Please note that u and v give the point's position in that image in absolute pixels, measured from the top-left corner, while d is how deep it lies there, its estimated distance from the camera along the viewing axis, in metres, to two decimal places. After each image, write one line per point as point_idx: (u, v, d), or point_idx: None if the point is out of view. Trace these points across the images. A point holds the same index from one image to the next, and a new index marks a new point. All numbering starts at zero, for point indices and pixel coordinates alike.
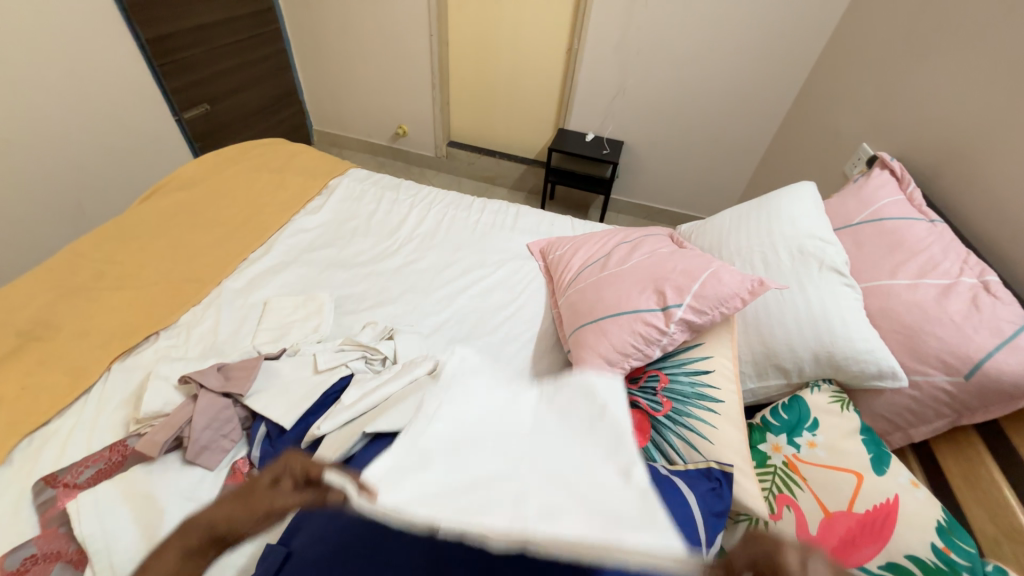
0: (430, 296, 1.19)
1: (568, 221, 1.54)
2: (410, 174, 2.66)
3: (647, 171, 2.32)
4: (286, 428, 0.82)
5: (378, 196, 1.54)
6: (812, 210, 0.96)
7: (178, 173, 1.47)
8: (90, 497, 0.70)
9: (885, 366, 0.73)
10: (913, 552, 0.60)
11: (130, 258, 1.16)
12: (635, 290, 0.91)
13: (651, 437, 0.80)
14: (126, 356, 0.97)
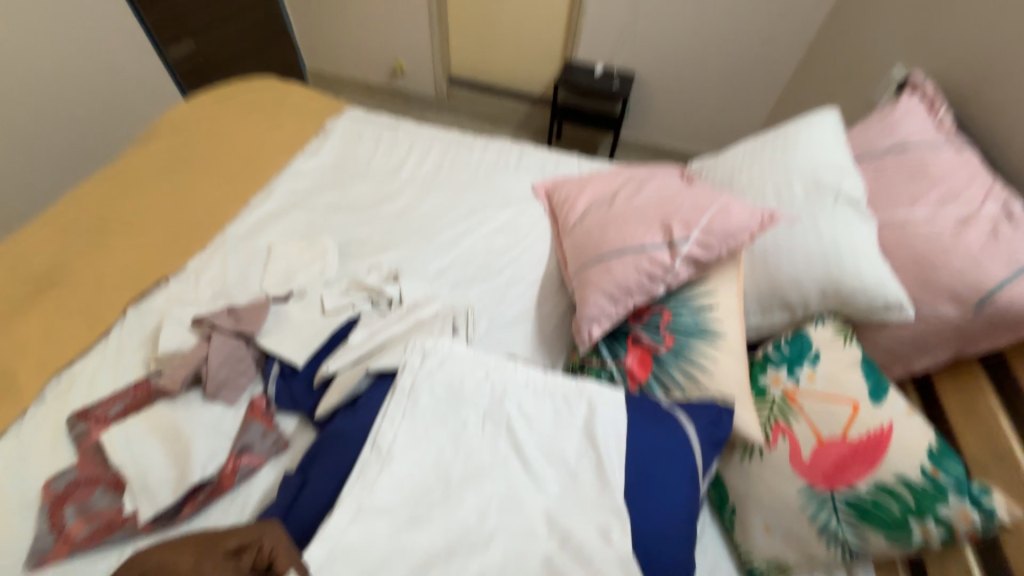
0: (433, 240, 1.18)
1: (575, 160, 1.48)
2: (410, 115, 2.52)
3: (659, 107, 2.19)
4: (300, 366, 0.85)
5: (376, 137, 1.48)
6: (830, 140, 0.91)
7: (169, 115, 1.42)
8: (121, 431, 0.76)
9: (892, 300, 0.72)
10: (902, 474, 0.63)
11: (132, 205, 1.15)
12: (642, 227, 0.88)
13: (651, 371, 0.82)
14: (140, 301, 1.00)
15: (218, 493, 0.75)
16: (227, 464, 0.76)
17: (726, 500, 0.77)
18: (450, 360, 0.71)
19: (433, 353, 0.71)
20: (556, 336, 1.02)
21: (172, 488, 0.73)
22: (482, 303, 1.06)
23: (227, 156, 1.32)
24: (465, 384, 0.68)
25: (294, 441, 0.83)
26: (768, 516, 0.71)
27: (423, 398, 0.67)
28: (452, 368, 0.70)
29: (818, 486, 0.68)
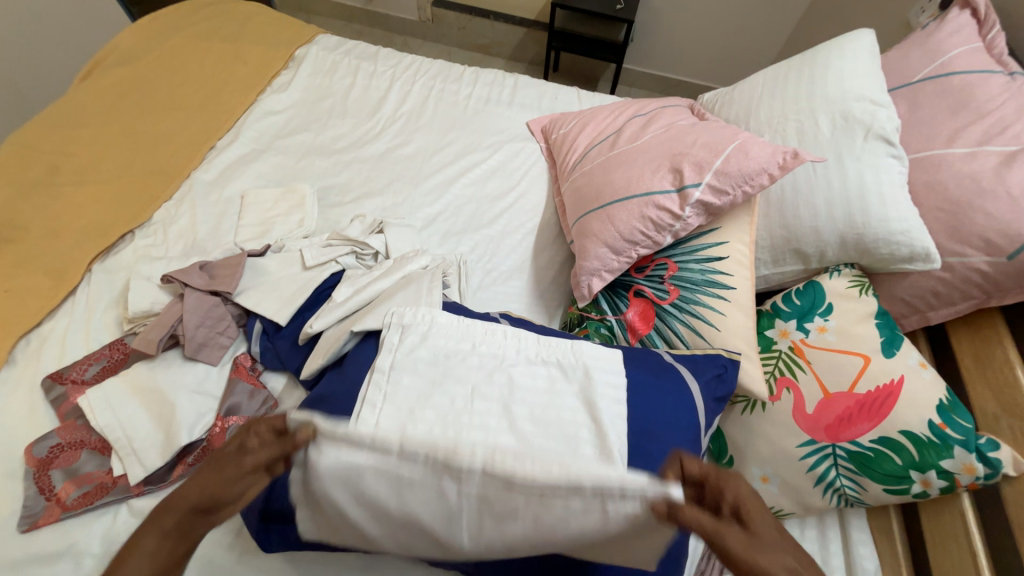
0: (420, 186, 1.09)
1: (574, 94, 1.35)
2: (393, 44, 2.27)
3: (667, 32, 1.98)
4: (282, 325, 0.80)
5: (352, 68, 1.32)
6: (864, 65, 0.80)
7: (116, 43, 1.25)
8: (101, 393, 0.72)
9: (918, 247, 0.66)
10: (908, 428, 0.61)
11: (84, 148, 1.04)
12: (648, 169, 0.80)
13: (654, 325, 0.78)
14: (107, 256, 0.93)
15: (209, 453, 0.73)
16: (215, 425, 0.74)
17: (725, 450, 0.76)
18: (433, 334, 0.66)
19: (413, 327, 0.67)
20: (553, 288, 0.97)
21: (161, 450, 0.70)
22: (475, 255, 1.00)
23: (185, 91, 1.18)
24: (451, 358, 0.64)
25: (284, 400, 0.81)
26: (766, 467, 0.71)
27: (405, 376, 0.61)
28: (436, 343, 0.65)
29: (820, 439, 0.66)
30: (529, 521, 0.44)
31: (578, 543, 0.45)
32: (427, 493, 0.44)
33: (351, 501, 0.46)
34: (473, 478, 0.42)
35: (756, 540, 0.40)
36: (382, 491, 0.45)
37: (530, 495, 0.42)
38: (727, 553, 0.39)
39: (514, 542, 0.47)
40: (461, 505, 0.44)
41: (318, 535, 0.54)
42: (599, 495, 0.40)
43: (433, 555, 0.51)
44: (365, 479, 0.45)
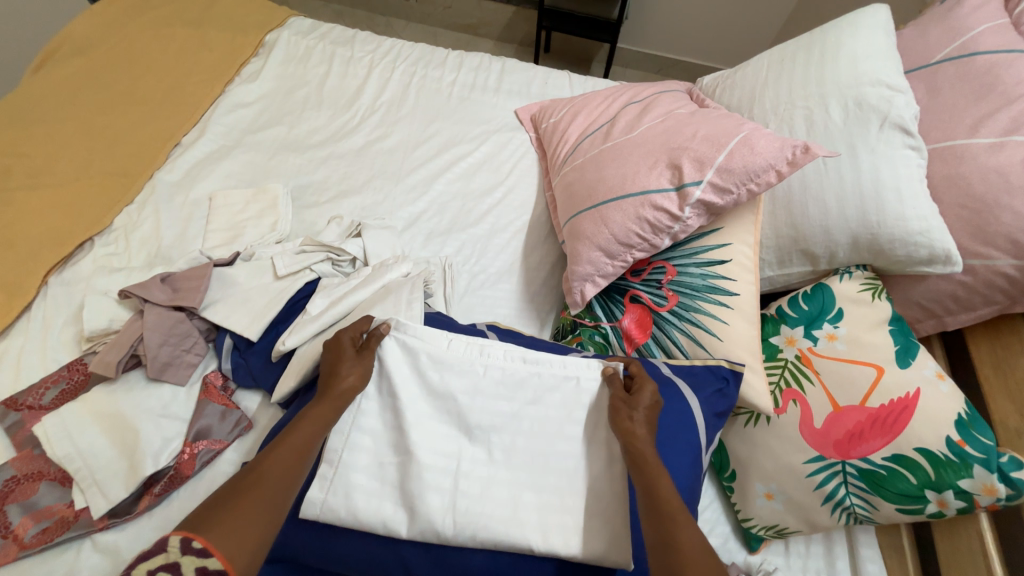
0: (402, 182, 1.02)
1: (565, 79, 1.27)
2: (375, 25, 2.15)
3: (663, 8, 1.88)
4: (254, 341, 0.75)
5: (328, 55, 1.24)
6: (879, 46, 0.73)
7: (67, 29, 1.15)
8: (57, 420, 0.66)
9: (938, 249, 0.61)
10: (924, 445, 0.57)
11: (36, 148, 0.96)
12: (645, 164, 0.74)
13: (651, 333, 0.74)
14: (64, 267, 0.86)
15: (177, 481, 0.68)
16: (183, 451, 0.69)
17: (727, 464, 0.72)
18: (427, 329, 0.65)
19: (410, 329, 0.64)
20: (544, 291, 0.92)
21: (125, 480, 0.65)
22: (461, 256, 0.94)
23: (146, 83, 1.09)
24: (448, 354, 0.64)
25: (258, 420, 0.75)
26: (771, 484, 0.66)
27: (401, 369, 0.63)
28: (434, 339, 0.64)
29: (829, 455, 0.62)
30: (533, 398, 0.62)
31: (562, 425, 0.61)
32: (467, 375, 0.63)
33: (406, 382, 0.62)
34: (501, 357, 0.64)
35: (641, 399, 0.59)
36: (433, 370, 0.63)
37: (535, 368, 0.64)
38: (621, 399, 0.59)
39: (518, 433, 0.61)
40: (491, 382, 0.63)
41: (341, 451, 0.59)
42: (576, 363, 0.63)
43: (449, 474, 0.58)
44: (422, 359, 0.63)
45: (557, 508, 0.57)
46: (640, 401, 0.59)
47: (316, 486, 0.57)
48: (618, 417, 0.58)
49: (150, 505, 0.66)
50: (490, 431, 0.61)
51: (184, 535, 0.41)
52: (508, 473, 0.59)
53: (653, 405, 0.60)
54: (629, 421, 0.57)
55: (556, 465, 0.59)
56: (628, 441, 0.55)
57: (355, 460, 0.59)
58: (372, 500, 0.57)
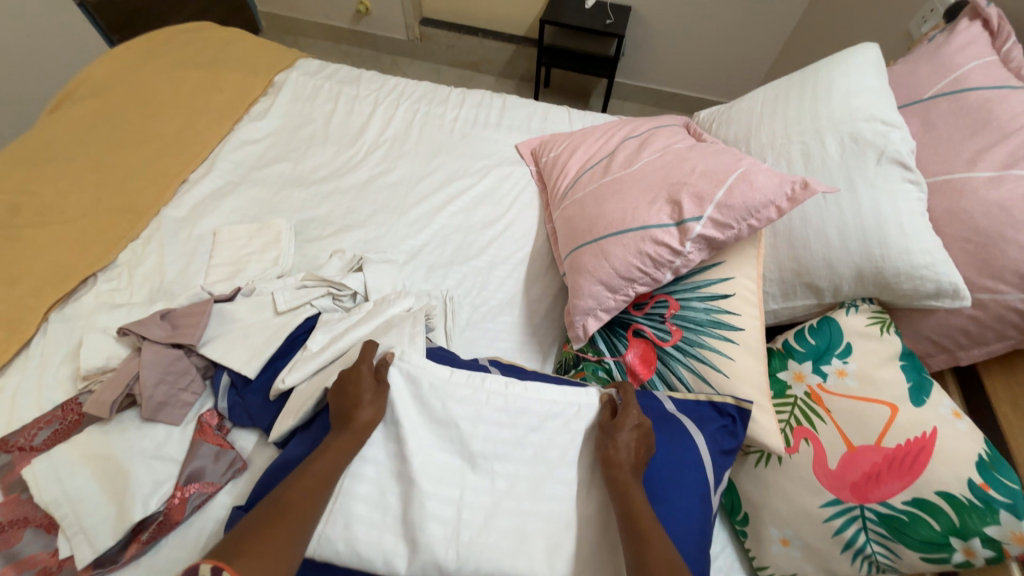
0: (404, 216, 1.03)
1: (564, 114, 1.30)
2: (380, 64, 2.24)
3: (659, 45, 1.94)
4: (251, 378, 0.74)
5: (334, 93, 1.28)
6: (871, 83, 0.75)
7: (85, 73, 1.20)
8: (46, 462, 0.64)
9: (945, 283, 0.60)
10: (945, 488, 0.54)
11: (47, 186, 0.98)
12: (644, 200, 0.74)
13: (656, 369, 0.72)
14: (66, 303, 0.86)
15: (166, 528, 0.65)
16: (174, 496, 0.66)
17: (738, 506, 0.69)
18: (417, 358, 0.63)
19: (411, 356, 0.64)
20: (546, 324, 0.91)
21: (113, 526, 0.63)
22: (462, 289, 0.94)
23: (157, 122, 1.13)
24: (449, 381, 0.62)
25: (253, 461, 0.73)
26: (786, 529, 0.63)
27: (403, 393, 0.61)
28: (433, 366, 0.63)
29: (846, 499, 0.59)
30: (536, 424, 0.61)
31: (565, 453, 0.60)
32: (469, 403, 0.61)
33: (409, 410, 0.61)
34: (503, 385, 0.63)
35: (633, 423, 0.59)
36: (436, 399, 0.61)
37: (537, 396, 0.62)
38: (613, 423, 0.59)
39: (521, 462, 0.59)
40: (493, 409, 0.61)
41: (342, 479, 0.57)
42: (576, 391, 0.63)
43: (451, 508, 0.56)
44: (424, 389, 0.62)
45: (563, 541, 0.55)
46: (624, 424, 0.59)
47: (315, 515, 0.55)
48: (602, 444, 0.58)
49: (137, 553, 0.64)
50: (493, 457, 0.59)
51: (214, 565, 0.41)
52: (514, 505, 0.56)
53: (646, 430, 0.59)
54: (611, 448, 0.57)
55: (561, 496, 0.57)
56: (612, 464, 0.56)
57: (356, 490, 0.57)
58: (372, 532, 0.55)
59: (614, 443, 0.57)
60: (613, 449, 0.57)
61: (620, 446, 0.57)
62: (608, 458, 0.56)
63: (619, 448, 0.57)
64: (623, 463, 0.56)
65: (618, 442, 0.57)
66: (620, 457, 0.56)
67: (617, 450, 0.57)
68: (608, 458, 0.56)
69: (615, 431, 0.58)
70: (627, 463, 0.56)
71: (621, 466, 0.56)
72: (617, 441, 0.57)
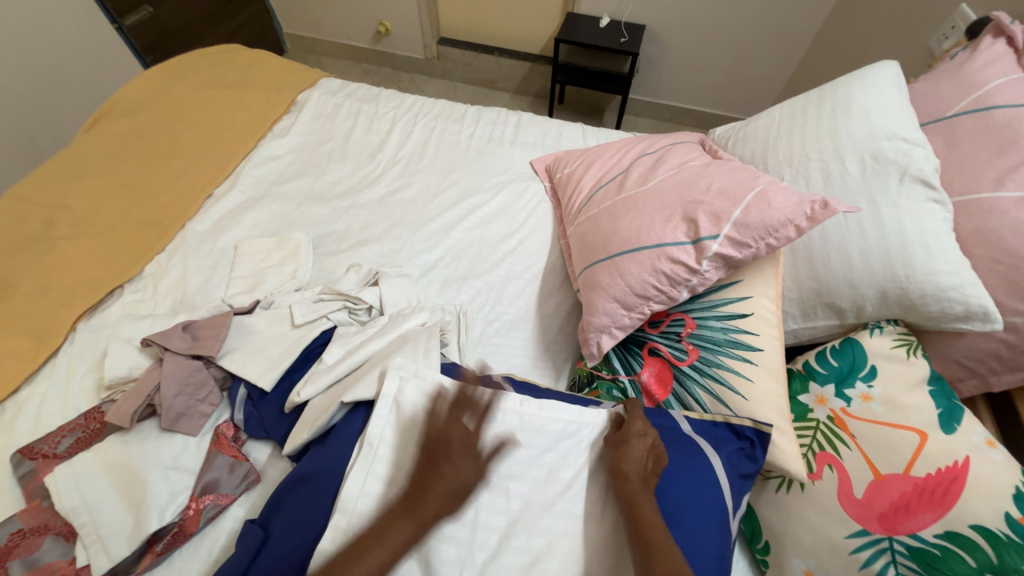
0: (420, 231, 1.05)
1: (578, 130, 1.31)
2: (398, 82, 2.30)
3: (673, 62, 1.96)
4: (267, 391, 0.75)
5: (354, 111, 1.31)
6: (893, 100, 0.74)
7: (121, 93, 1.26)
8: (68, 470, 0.66)
9: (974, 306, 0.58)
10: (981, 522, 0.51)
11: (80, 200, 1.03)
12: (660, 217, 0.74)
13: (672, 389, 0.71)
14: (93, 313, 0.89)
15: (180, 539, 0.66)
16: (189, 507, 0.67)
17: (759, 534, 0.67)
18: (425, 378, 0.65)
19: (424, 374, 0.65)
20: (560, 340, 0.90)
21: (129, 536, 0.64)
22: (476, 304, 0.94)
23: (186, 140, 1.17)
24: (462, 400, 0.63)
25: (267, 474, 0.74)
26: (810, 560, 0.61)
27: (412, 411, 0.62)
28: (444, 384, 0.64)
29: (873, 530, 0.56)
30: (549, 444, 0.61)
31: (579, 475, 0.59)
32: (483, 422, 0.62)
33: (422, 428, 0.61)
34: (517, 405, 0.63)
35: (644, 433, 0.60)
36: (450, 416, 0.62)
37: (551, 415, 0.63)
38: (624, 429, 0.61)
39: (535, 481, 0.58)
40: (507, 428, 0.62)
41: (354, 499, 0.55)
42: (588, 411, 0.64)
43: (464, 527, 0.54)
44: (438, 407, 0.63)
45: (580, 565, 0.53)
46: (631, 434, 0.60)
47: (326, 536, 0.53)
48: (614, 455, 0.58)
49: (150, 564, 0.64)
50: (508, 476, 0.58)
51: None
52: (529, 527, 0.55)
53: (659, 441, 0.60)
54: (623, 460, 0.57)
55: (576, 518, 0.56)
56: (622, 475, 0.56)
57: (368, 509, 0.55)
58: None
59: (624, 454, 0.58)
60: (623, 460, 0.57)
61: (628, 456, 0.58)
62: (620, 469, 0.57)
63: (629, 459, 0.57)
64: (633, 475, 0.56)
65: (626, 453, 0.58)
66: (631, 466, 0.57)
67: (627, 460, 0.57)
68: (620, 470, 0.56)
69: (624, 442, 0.59)
70: (638, 469, 0.57)
71: (632, 476, 0.56)
72: (627, 452, 0.58)
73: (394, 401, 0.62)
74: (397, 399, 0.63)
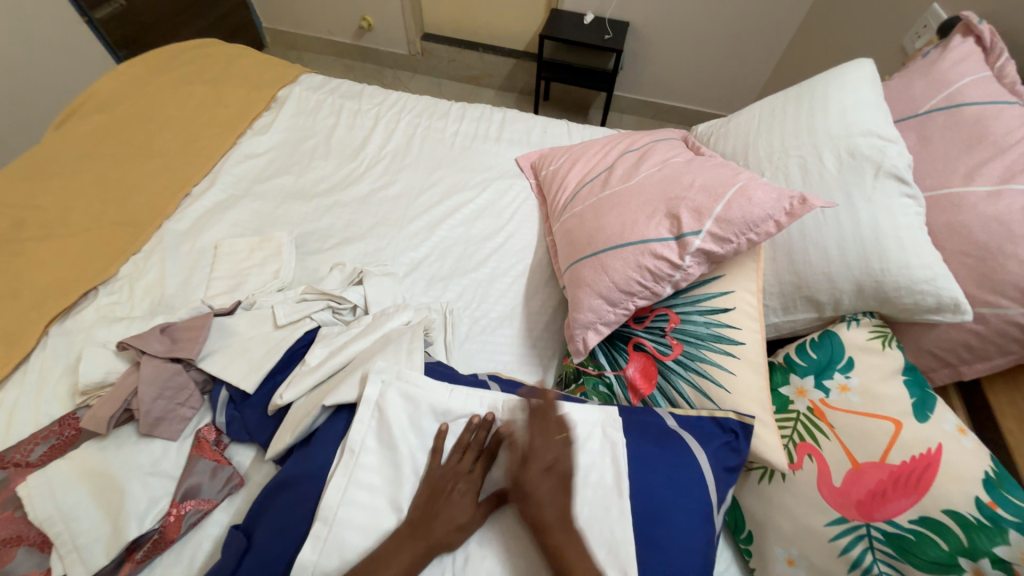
0: (405, 229, 1.04)
1: (563, 127, 1.31)
2: (382, 78, 2.27)
3: (657, 59, 1.97)
4: (250, 393, 0.73)
5: (336, 108, 1.29)
6: (868, 97, 0.75)
7: (92, 88, 1.22)
8: (42, 478, 0.64)
9: (945, 297, 0.60)
10: (953, 507, 0.53)
11: (50, 200, 0.99)
12: (643, 214, 0.75)
13: (656, 384, 0.72)
14: (66, 316, 0.86)
15: (161, 546, 0.64)
16: (170, 513, 0.65)
17: (742, 525, 0.68)
18: (406, 381, 0.65)
19: (404, 378, 0.65)
20: (547, 337, 0.91)
21: (107, 545, 0.62)
22: (462, 302, 0.94)
23: (162, 137, 1.14)
24: (443, 403, 0.64)
25: (251, 478, 0.72)
26: (791, 548, 0.62)
27: (392, 415, 0.62)
28: (424, 387, 0.65)
29: (851, 517, 0.58)
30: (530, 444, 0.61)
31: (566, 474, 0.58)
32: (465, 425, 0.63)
33: (405, 432, 0.61)
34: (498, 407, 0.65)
35: (555, 459, 0.58)
36: (433, 419, 0.63)
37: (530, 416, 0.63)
38: (530, 459, 0.58)
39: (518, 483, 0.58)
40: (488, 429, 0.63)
41: (336, 508, 0.56)
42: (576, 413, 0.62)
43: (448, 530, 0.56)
44: (423, 408, 0.63)
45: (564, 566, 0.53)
46: (530, 442, 0.60)
47: (308, 547, 0.54)
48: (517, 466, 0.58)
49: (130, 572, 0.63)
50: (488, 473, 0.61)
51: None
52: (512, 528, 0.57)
53: (566, 465, 0.58)
54: (523, 469, 0.58)
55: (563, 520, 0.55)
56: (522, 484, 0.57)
57: (349, 517, 0.56)
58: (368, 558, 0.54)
59: (528, 462, 0.58)
60: (522, 469, 0.58)
61: (528, 465, 0.58)
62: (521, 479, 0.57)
63: (530, 466, 0.58)
64: (534, 484, 0.56)
65: (527, 462, 0.58)
66: (530, 476, 0.57)
67: (530, 469, 0.58)
68: (519, 479, 0.57)
69: (527, 450, 0.59)
70: (550, 500, 0.56)
71: (531, 486, 0.56)
72: (529, 459, 0.58)
73: (373, 405, 0.63)
74: (376, 402, 0.63)
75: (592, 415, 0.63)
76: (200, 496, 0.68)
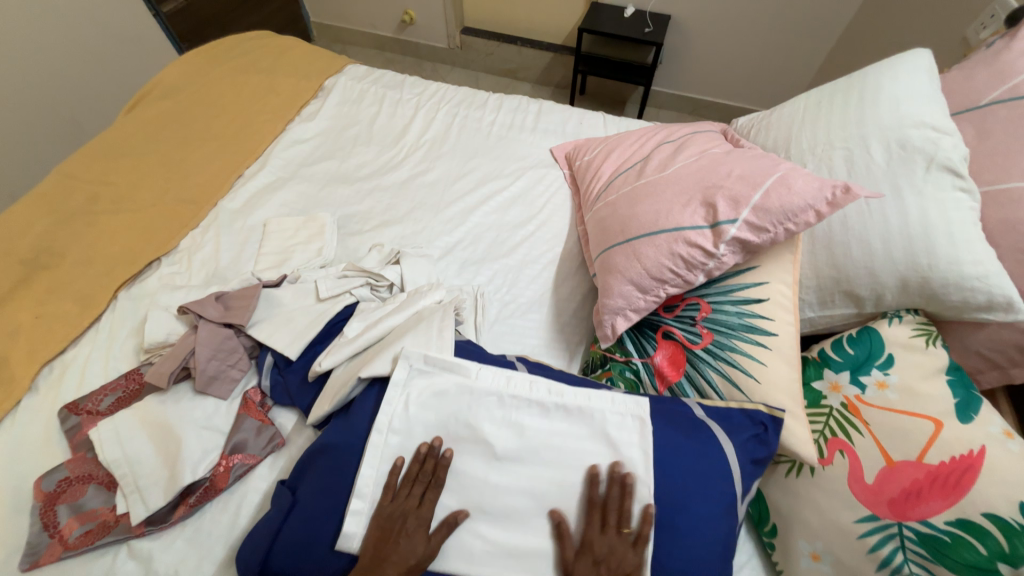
0: (440, 214, 1.07)
1: (599, 118, 1.31)
2: (422, 71, 2.32)
3: (697, 54, 1.93)
4: (293, 359, 0.78)
5: (378, 97, 1.34)
6: (923, 87, 0.72)
7: (159, 77, 1.31)
8: (112, 425, 0.71)
9: (998, 295, 0.58)
10: (994, 510, 0.50)
11: (120, 177, 1.08)
12: (678, 202, 0.75)
13: (685, 372, 0.72)
14: (133, 284, 0.94)
15: (211, 494, 0.70)
16: (220, 464, 0.72)
17: (766, 517, 0.68)
18: (429, 363, 0.68)
19: (430, 361, 0.68)
20: (575, 323, 0.92)
21: (164, 489, 0.68)
22: (493, 285, 0.96)
23: (219, 122, 1.22)
24: (470, 386, 0.65)
25: (291, 439, 0.77)
26: (817, 543, 0.61)
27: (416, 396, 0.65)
28: (451, 372, 0.67)
29: (883, 515, 0.57)
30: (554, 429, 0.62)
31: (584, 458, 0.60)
32: (490, 399, 0.64)
33: (426, 409, 0.64)
34: (525, 389, 0.65)
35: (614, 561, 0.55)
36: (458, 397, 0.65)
37: (558, 400, 0.64)
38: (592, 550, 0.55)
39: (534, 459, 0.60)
40: (519, 410, 0.63)
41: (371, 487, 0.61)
42: (600, 398, 0.64)
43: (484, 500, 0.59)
44: (449, 389, 0.65)
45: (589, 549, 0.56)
46: (608, 504, 0.58)
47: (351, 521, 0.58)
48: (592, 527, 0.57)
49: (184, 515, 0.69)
50: (400, 498, 0.60)
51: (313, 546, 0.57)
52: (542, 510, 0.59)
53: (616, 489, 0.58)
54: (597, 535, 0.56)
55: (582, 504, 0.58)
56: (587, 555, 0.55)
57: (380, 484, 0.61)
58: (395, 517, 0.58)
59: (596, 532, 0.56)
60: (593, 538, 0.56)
61: (601, 531, 0.56)
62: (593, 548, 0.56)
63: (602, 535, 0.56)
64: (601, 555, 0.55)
65: (602, 525, 0.57)
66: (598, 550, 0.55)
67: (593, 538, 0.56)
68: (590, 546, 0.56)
69: (602, 518, 0.57)
70: None
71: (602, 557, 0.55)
72: (598, 530, 0.57)
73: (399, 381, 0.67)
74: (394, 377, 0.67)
75: (622, 404, 0.63)
76: (247, 452, 0.73)
